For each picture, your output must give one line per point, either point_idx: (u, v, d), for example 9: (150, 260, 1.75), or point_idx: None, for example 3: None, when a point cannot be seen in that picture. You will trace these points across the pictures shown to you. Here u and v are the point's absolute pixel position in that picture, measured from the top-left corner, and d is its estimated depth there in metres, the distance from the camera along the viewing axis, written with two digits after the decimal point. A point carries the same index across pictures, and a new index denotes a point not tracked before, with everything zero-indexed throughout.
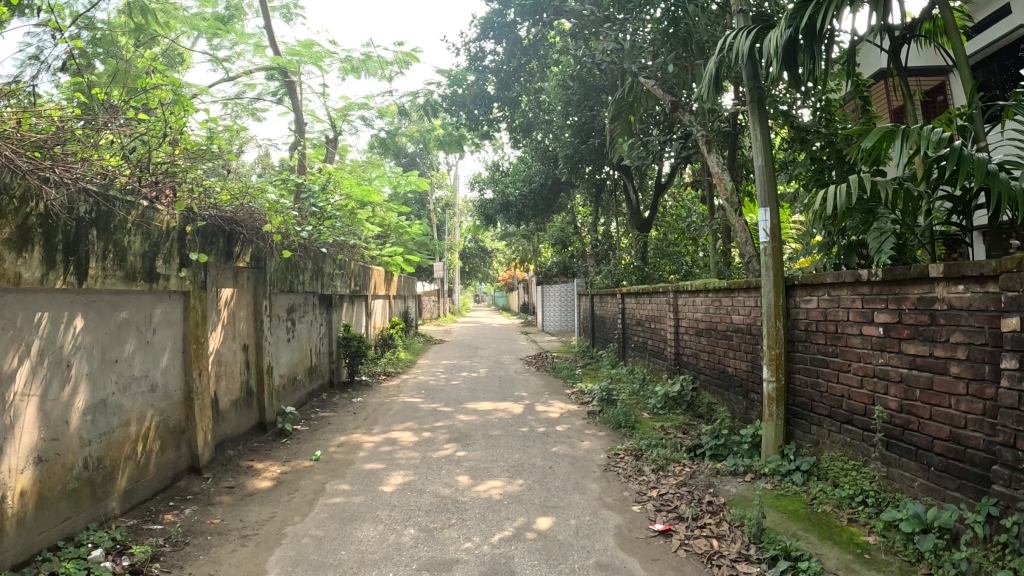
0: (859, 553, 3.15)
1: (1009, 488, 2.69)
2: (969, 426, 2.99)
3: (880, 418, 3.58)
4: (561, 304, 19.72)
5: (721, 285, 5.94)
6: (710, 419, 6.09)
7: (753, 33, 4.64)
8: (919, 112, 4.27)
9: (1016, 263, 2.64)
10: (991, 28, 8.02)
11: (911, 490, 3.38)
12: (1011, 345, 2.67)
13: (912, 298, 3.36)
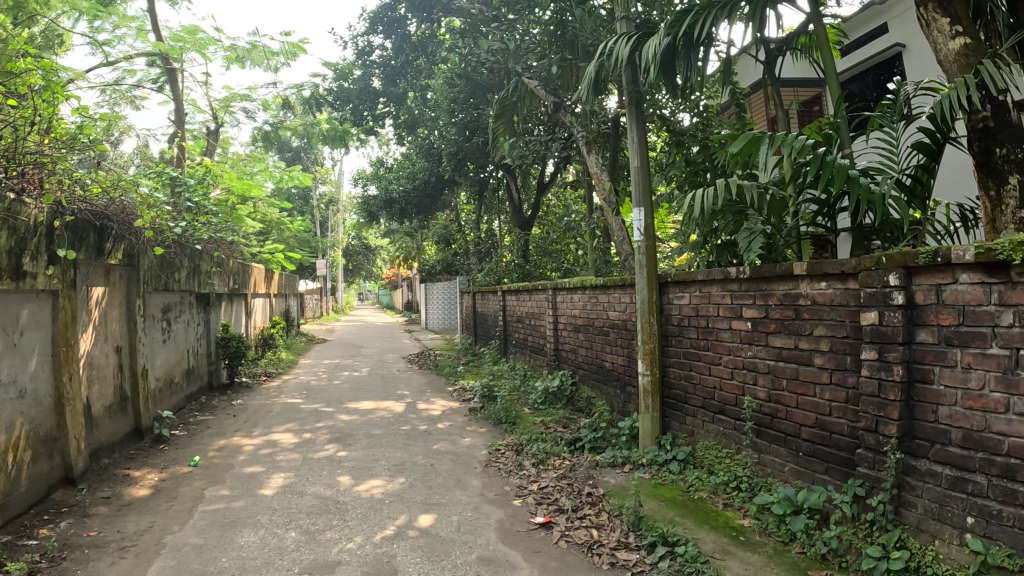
0: (735, 536, 3.31)
1: (874, 469, 2.87)
2: (833, 413, 3.19)
3: (750, 408, 3.78)
4: (444, 302, 19.70)
5: (598, 282, 6.09)
6: (589, 412, 6.24)
7: (633, 39, 4.79)
8: (789, 121, 4.53)
9: (873, 262, 2.80)
10: (867, 46, 8.73)
11: (781, 474, 3.57)
12: (869, 337, 2.81)
13: (778, 294, 3.57)
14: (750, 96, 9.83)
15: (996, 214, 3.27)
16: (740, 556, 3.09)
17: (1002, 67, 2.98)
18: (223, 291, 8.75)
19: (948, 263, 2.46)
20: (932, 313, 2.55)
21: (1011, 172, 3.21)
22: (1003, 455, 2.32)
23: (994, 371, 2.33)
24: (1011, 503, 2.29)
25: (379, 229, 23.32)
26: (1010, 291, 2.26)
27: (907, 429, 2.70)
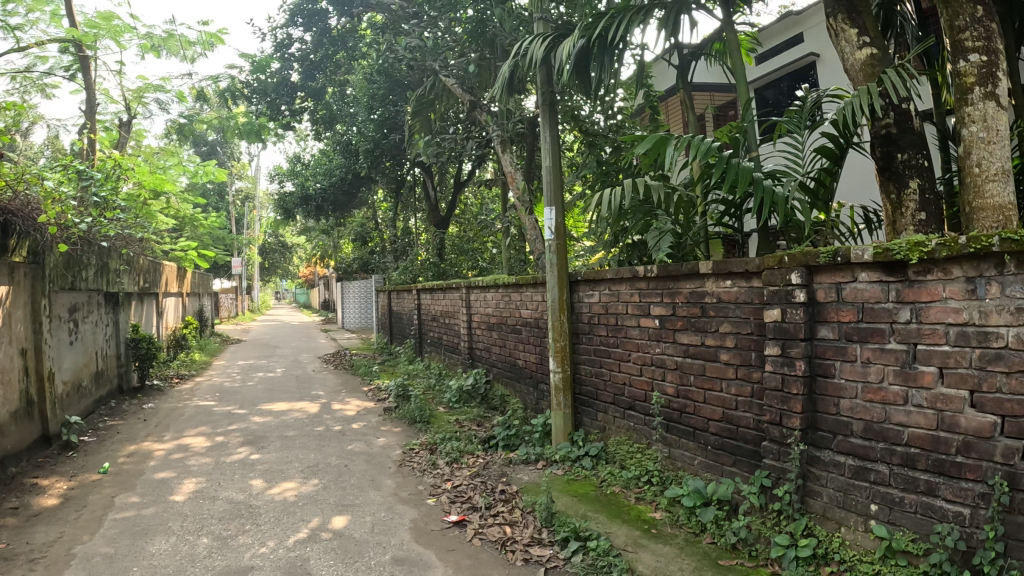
0: (647, 529, 3.36)
1: (778, 461, 2.97)
2: (739, 407, 3.28)
3: (659, 403, 3.85)
4: (360, 301, 19.47)
5: (510, 281, 6.13)
6: (503, 410, 6.29)
7: (548, 39, 4.84)
8: (698, 125, 4.68)
9: (775, 261, 2.89)
10: (782, 55, 9.13)
11: (691, 468, 3.64)
12: (773, 334, 2.92)
13: (684, 292, 3.65)
14: (664, 100, 10.09)
15: (895, 216, 3.46)
16: (651, 548, 3.13)
17: (899, 77, 3.14)
18: (133, 290, 8.41)
19: (847, 262, 2.59)
20: (833, 310, 2.68)
21: (910, 177, 3.40)
22: (904, 444, 2.45)
23: (892, 365, 2.47)
24: (912, 491, 2.43)
25: (295, 226, 22.85)
26: (906, 288, 2.40)
27: (810, 422, 2.83)
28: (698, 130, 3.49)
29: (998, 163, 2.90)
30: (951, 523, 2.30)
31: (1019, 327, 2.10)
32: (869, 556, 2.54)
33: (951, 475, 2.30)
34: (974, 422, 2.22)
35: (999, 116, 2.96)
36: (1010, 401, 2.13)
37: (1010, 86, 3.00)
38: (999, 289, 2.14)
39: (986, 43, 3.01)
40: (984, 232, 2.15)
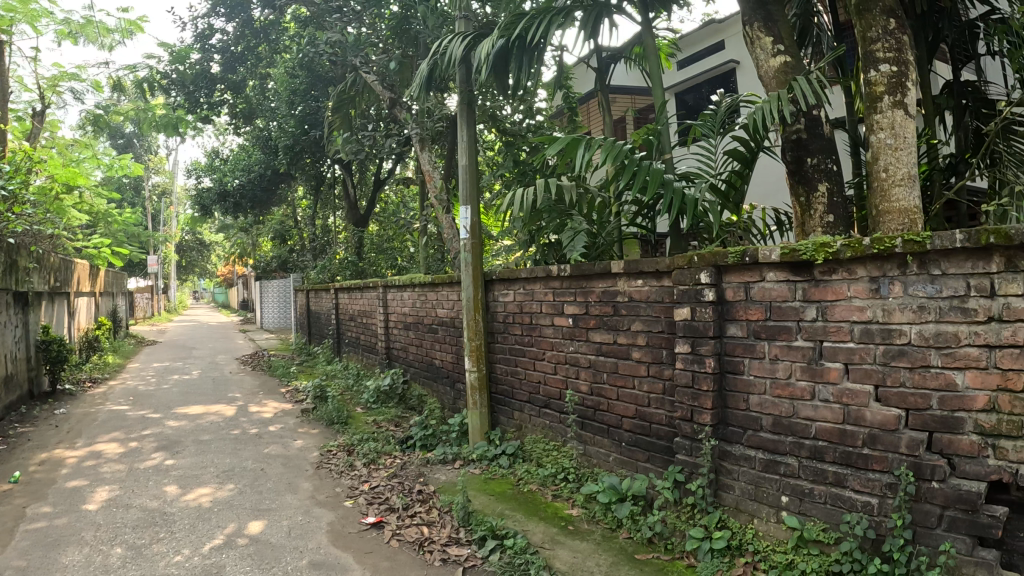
0: (563, 525, 3.37)
1: (691, 455, 3.03)
2: (652, 404, 3.36)
3: (573, 401, 3.89)
4: (278, 300, 19.03)
5: (426, 280, 6.09)
6: (420, 410, 6.25)
7: (467, 39, 4.81)
8: (613, 126, 4.75)
9: (685, 260, 2.96)
10: (703, 61, 9.37)
11: (606, 464, 3.69)
12: (683, 332, 2.98)
13: (596, 291, 3.70)
14: (585, 102, 10.20)
15: (804, 218, 3.58)
16: (568, 544, 3.14)
17: (812, 83, 3.21)
18: (43, 290, 8.01)
19: (755, 262, 2.67)
20: (742, 308, 2.76)
21: (819, 181, 3.53)
22: (812, 438, 2.54)
23: (799, 361, 2.56)
24: (821, 482, 2.51)
25: (212, 222, 22.19)
26: (813, 287, 2.49)
27: (721, 417, 2.90)
28: (608, 133, 3.51)
29: (904, 169, 3.05)
30: (859, 512, 2.39)
31: (920, 324, 2.21)
32: (782, 546, 2.61)
33: (858, 466, 2.40)
34: (879, 415, 2.32)
35: (904, 124, 3.10)
36: (913, 395, 2.24)
37: (916, 96, 3.15)
38: (901, 288, 2.25)
39: (895, 54, 3.16)
40: (887, 234, 2.25)
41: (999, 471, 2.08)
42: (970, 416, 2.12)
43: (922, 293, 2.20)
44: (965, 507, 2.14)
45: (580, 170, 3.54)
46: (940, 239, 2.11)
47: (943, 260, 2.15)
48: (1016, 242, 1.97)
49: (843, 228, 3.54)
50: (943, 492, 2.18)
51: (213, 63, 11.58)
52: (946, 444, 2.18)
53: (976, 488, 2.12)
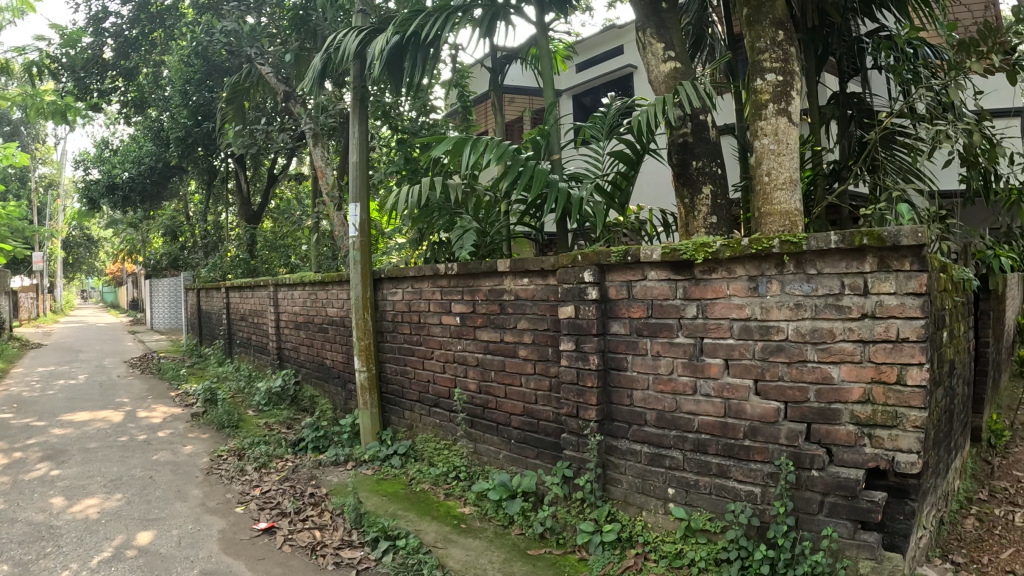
0: (456, 523, 3.35)
1: (578, 451, 3.06)
2: (539, 401, 3.39)
3: (462, 399, 3.89)
4: (169, 299, 18.25)
5: (316, 278, 5.98)
6: (313, 411, 6.11)
7: (362, 33, 4.71)
8: (505, 126, 4.79)
9: (569, 259, 3.00)
10: (601, 65, 9.53)
11: (496, 462, 3.70)
12: (568, 330, 3.02)
13: (483, 290, 3.71)
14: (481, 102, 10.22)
15: (688, 219, 3.70)
16: (461, 543, 3.13)
17: (700, 87, 3.26)
18: None
19: (637, 261, 2.73)
20: (624, 307, 2.82)
21: (704, 183, 3.65)
22: (694, 431, 2.61)
23: (680, 357, 2.63)
24: (705, 474, 2.58)
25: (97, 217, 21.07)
26: (693, 286, 2.57)
27: (606, 413, 2.95)
28: (495, 133, 3.51)
29: (785, 173, 3.19)
30: (743, 501, 2.47)
31: (797, 321, 2.31)
32: (670, 537, 2.67)
33: (740, 458, 2.48)
34: (759, 409, 2.42)
35: (787, 130, 3.24)
36: (791, 388, 2.34)
37: (799, 105, 3.28)
38: (779, 287, 2.34)
39: (782, 65, 3.27)
40: (764, 235, 2.35)
41: (876, 459, 2.20)
42: (846, 407, 2.24)
43: (799, 292, 2.30)
44: (844, 493, 2.24)
45: (464, 170, 3.52)
46: (816, 240, 2.22)
47: (818, 260, 2.25)
48: (887, 244, 2.10)
49: (726, 229, 3.67)
50: (823, 480, 2.28)
51: (106, 48, 11.01)
52: (824, 434, 2.29)
53: (855, 475, 2.23)
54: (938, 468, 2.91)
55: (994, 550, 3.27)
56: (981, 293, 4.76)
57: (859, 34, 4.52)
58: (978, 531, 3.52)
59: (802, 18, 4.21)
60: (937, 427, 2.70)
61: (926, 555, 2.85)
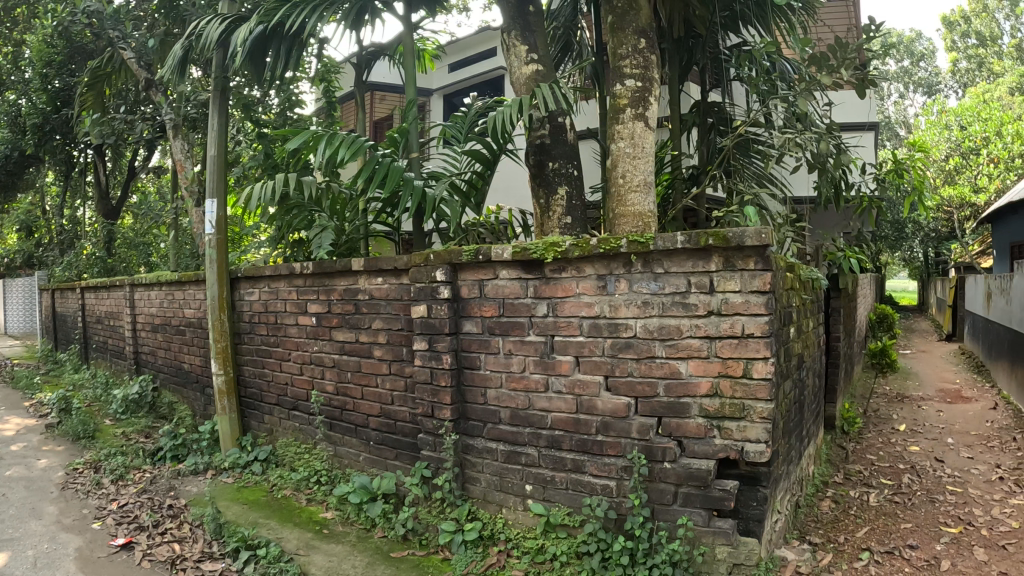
0: (319, 530, 3.25)
1: (436, 451, 3.02)
2: (395, 402, 3.35)
3: (319, 401, 3.79)
4: (23, 301, 16.92)
5: (172, 278, 5.69)
6: (172, 419, 5.81)
7: (226, 21, 4.46)
8: (368, 124, 4.74)
9: (422, 258, 2.96)
10: (474, 65, 9.43)
11: (356, 464, 3.62)
12: (420, 330, 2.97)
13: (338, 289, 3.63)
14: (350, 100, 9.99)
15: (543, 219, 3.75)
16: (324, 549, 3.03)
17: (557, 89, 3.30)
18: None
19: (488, 260, 2.73)
20: (476, 306, 2.81)
21: (560, 184, 3.71)
22: (548, 428, 2.64)
23: (532, 355, 2.65)
24: (561, 469, 2.60)
25: None
26: (543, 284, 2.60)
27: (461, 412, 2.93)
28: (351, 128, 3.44)
29: (640, 176, 3.29)
30: (599, 494, 2.50)
31: (645, 318, 2.37)
32: (531, 533, 2.67)
33: (594, 453, 2.52)
34: (610, 404, 2.47)
35: (643, 135, 3.32)
36: (640, 384, 2.40)
37: (655, 110, 3.38)
38: (627, 286, 2.41)
39: (642, 71, 3.35)
40: (613, 235, 2.40)
41: (726, 449, 2.28)
42: (695, 401, 2.32)
43: (646, 290, 2.37)
44: (697, 483, 2.32)
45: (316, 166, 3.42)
46: (663, 240, 2.29)
47: (665, 259, 2.32)
48: (732, 244, 2.18)
49: (580, 230, 3.74)
50: (675, 471, 2.35)
51: None
52: (674, 428, 2.35)
53: (706, 465, 2.31)
54: (791, 455, 3.05)
55: (849, 529, 3.48)
56: (831, 290, 5.05)
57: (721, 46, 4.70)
58: (833, 513, 3.73)
59: (666, 27, 4.35)
60: (787, 416, 2.83)
61: (784, 537, 3.00)
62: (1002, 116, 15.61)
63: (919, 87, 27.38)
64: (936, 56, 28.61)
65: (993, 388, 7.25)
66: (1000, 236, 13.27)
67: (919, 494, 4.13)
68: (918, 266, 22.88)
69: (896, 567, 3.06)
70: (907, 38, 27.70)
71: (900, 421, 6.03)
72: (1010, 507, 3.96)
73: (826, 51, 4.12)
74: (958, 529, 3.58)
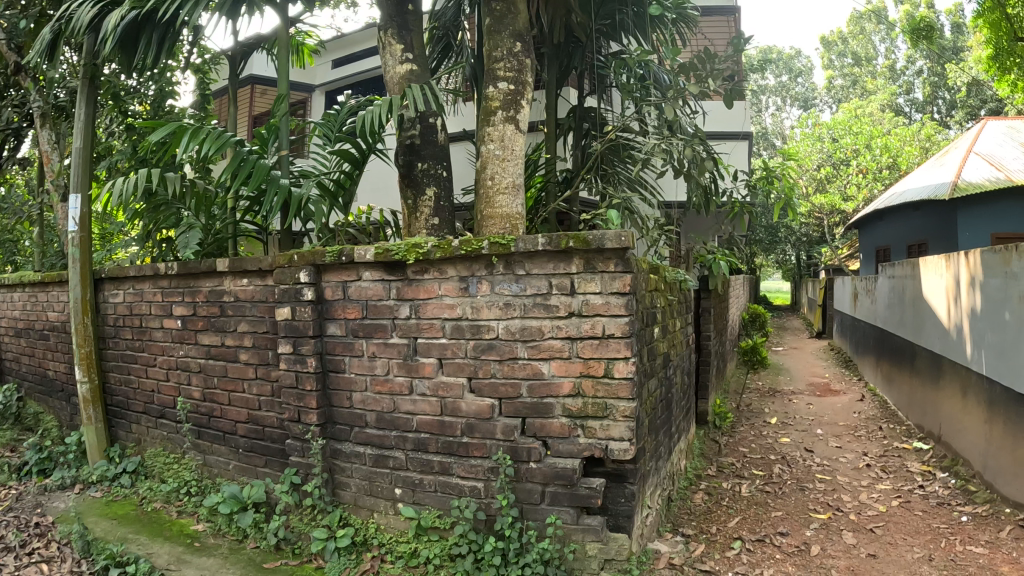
0: (190, 543, 3.11)
1: (305, 456, 2.89)
2: (263, 407, 3.27)
3: (185, 408, 3.65)
4: None
5: (35, 279, 5.34)
6: (37, 430, 5.44)
7: (98, 5, 4.09)
8: (239, 120, 4.59)
9: (286, 259, 2.83)
10: (355, 63, 9.22)
11: (227, 472, 3.50)
12: (283, 332, 2.83)
13: (204, 291, 3.50)
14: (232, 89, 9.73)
15: (411, 220, 3.70)
16: (195, 563, 2.90)
17: (427, 88, 3.29)
18: None
19: (351, 261, 2.65)
20: (339, 308, 2.72)
21: (428, 185, 3.67)
22: (414, 430, 2.60)
23: (395, 358, 2.61)
24: (429, 472, 2.58)
25: None
26: (406, 286, 2.56)
27: (328, 416, 2.83)
28: (216, 122, 3.34)
29: (508, 178, 3.31)
30: (468, 496, 2.49)
31: (507, 320, 2.39)
32: (403, 537, 2.63)
33: (460, 454, 2.51)
34: (474, 406, 2.46)
35: (513, 137, 3.34)
36: (503, 385, 2.41)
37: (527, 114, 3.41)
38: (489, 287, 2.41)
39: (515, 75, 3.37)
40: (474, 237, 2.39)
41: (590, 448, 2.33)
42: (558, 401, 2.36)
43: (508, 291, 2.38)
44: (563, 482, 2.35)
45: (181, 159, 3.35)
46: (524, 243, 2.30)
47: (526, 261, 2.35)
48: (592, 246, 2.23)
49: (448, 231, 3.72)
50: (541, 471, 2.37)
51: None
52: (539, 428, 2.38)
53: (571, 464, 2.35)
54: (659, 451, 3.14)
55: (722, 520, 3.60)
56: (702, 291, 5.26)
57: (601, 53, 4.81)
58: (706, 504, 3.85)
59: (545, 31, 4.40)
60: (653, 415, 2.92)
61: (657, 531, 3.09)
62: (870, 130, 16.69)
63: (795, 101, 28.87)
64: (813, 72, 30.15)
65: (859, 382, 7.70)
66: (866, 241, 14.14)
67: (789, 483, 4.33)
68: (793, 268, 24.06)
69: (767, 554, 3.20)
70: (788, 54, 29.19)
71: (772, 414, 6.30)
72: (873, 493, 4.20)
73: (695, 60, 4.30)
74: (827, 515, 3.77)
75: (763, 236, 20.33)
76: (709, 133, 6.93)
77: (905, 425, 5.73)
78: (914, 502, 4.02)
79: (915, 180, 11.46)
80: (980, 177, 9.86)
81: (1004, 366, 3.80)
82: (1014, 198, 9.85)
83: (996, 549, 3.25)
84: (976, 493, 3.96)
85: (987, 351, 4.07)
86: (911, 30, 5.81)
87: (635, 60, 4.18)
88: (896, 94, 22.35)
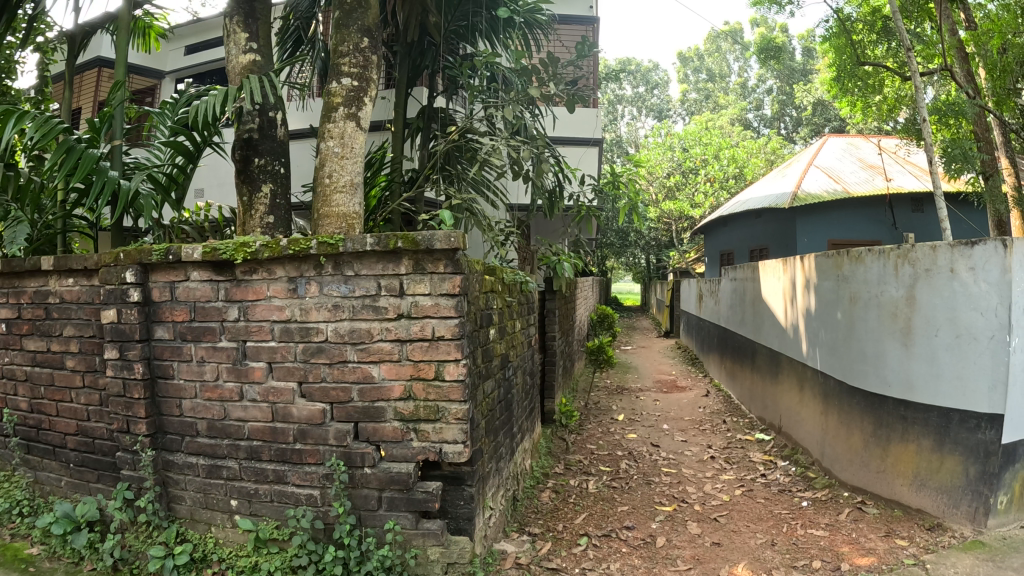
0: (23, 568, 2.83)
1: (136, 469, 2.70)
2: (92, 417, 3.05)
3: (12, 421, 3.34)
4: None
5: None
6: None
7: None
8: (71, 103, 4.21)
9: (113, 257, 2.63)
10: (206, 51, 8.82)
11: (59, 490, 3.23)
12: (108, 336, 2.63)
13: (29, 291, 3.22)
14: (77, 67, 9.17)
15: (246, 217, 3.54)
16: None
17: (265, 81, 3.19)
18: None
19: (179, 261, 2.51)
20: (167, 310, 2.57)
21: (264, 182, 3.53)
22: (246, 439, 2.50)
23: (224, 363, 2.50)
24: (264, 481, 2.48)
25: None
26: (234, 287, 2.45)
27: (157, 426, 2.66)
28: (43, 107, 3.10)
29: (346, 177, 3.24)
30: (304, 505, 2.42)
31: (335, 322, 2.34)
32: (241, 550, 2.52)
33: (294, 462, 2.44)
34: (305, 411, 2.40)
35: (354, 135, 3.28)
36: (334, 389, 2.36)
37: (370, 112, 3.36)
38: (317, 288, 2.35)
39: (360, 71, 3.31)
40: (303, 237, 2.32)
41: (424, 451, 2.33)
42: (389, 404, 2.33)
43: (337, 292, 2.33)
44: (399, 487, 2.33)
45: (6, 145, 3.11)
46: (352, 243, 2.26)
47: (355, 262, 2.31)
48: (421, 247, 2.23)
49: (285, 229, 3.60)
50: (376, 476, 2.34)
51: None
52: (371, 432, 2.35)
53: (406, 469, 2.33)
54: (500, 452, 3.17)
55: (569, 517, 3.66)
56: (547, 292, 5.39)
57: (455, 55, 4.81)
58: (553, 502, 3.92)
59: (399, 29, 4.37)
60: (491, 416, 2.95)
61: (503, 531, 3.14)
62: (718, 141, 17.69)
63: (651, 112, 30.02)
64: (669, 85, 31.51)
65: (703, 378, 8.11)
66: (711, 245, 14.92)
67: (635, 478, 4.48)
68: (643, 273, 25.05)
69: (613, 548, 3.29)
70: (645, 67, 30.44)
71: (620, 411, 6.51)
72: (717, 484, 4.41)
73: (540, 64, 4.39)
74: (673, 507, 3.92)
75: (614, 240, 21.02)
76: (558, 138, 7.11)
77: (746, 418, 6.06)
78: (756, 490, 4.25)
79: (759, 190, 12.18)
80: (819, 187, 10.61)
81: (837, 362, 4.10)
82: (846, 207, 10.72)
83: (834, 532, 3.48)
84: (815, 479, 4.24)
85: (820, 348, 4.37)
86: (762, 48, 6.13)
87: (483, 62, 4.23)
88: (747, 110, 23.77)
